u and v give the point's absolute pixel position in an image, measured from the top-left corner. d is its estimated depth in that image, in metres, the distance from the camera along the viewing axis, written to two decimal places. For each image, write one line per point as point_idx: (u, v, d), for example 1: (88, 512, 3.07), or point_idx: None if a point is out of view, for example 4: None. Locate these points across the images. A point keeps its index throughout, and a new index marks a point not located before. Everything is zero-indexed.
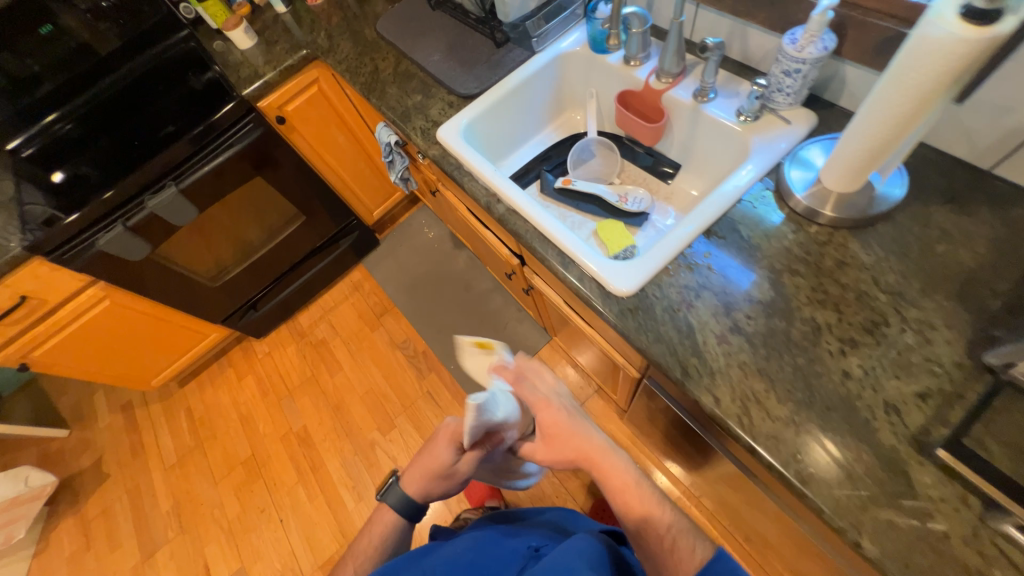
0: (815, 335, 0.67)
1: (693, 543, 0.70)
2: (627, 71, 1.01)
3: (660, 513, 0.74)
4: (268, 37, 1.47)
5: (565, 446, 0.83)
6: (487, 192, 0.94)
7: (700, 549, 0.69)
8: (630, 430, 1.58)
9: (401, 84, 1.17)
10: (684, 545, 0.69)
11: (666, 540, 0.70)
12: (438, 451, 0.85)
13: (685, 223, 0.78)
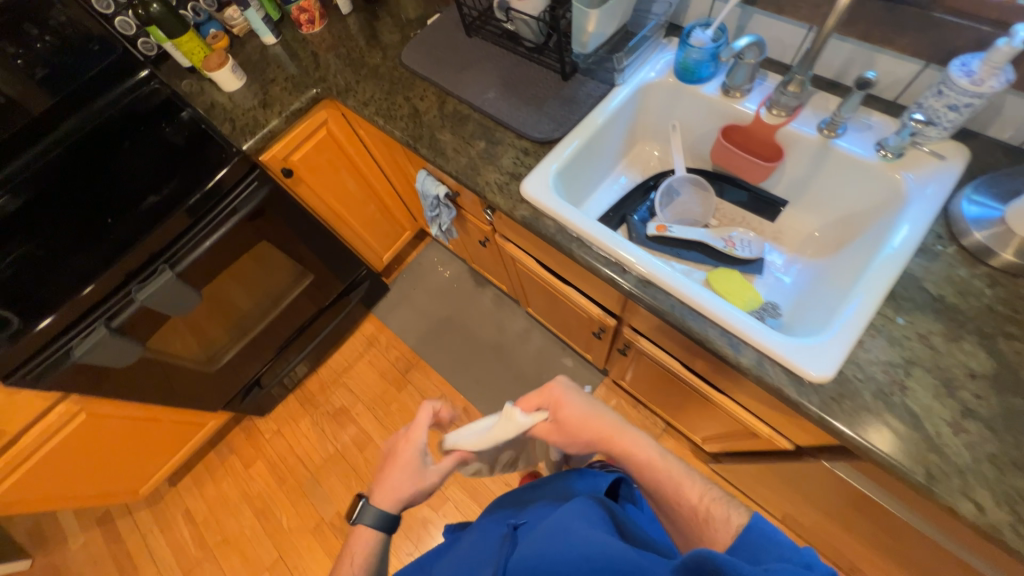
0: None
1: (728, 510, 0.56)
2: (728, 103, 0.91)
3: (690, 483, 0.61)
4: (262, 76, 1.23)
5: (581, 425, 0.70)
6: (607, 260, 0.80)
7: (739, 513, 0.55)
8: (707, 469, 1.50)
9: (455, 130, 1.00)
10: (718, 513, 0.56)
11: (699, 509, 0.58)
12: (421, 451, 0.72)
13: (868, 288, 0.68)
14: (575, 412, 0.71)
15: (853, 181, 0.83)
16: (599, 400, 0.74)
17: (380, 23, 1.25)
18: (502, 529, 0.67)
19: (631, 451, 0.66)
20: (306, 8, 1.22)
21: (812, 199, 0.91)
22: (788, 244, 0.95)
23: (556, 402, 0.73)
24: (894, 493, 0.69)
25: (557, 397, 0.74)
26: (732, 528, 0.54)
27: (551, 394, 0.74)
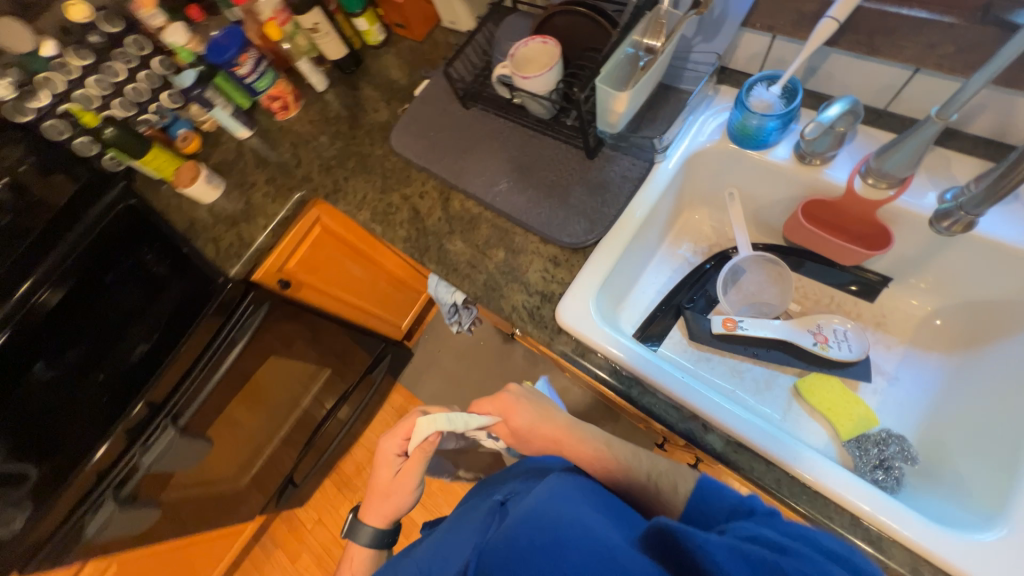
0: None
1: (674, 478, 0.58)
2: (807, 172, 0.71)
3: (638, 460, 0.60)
4: (240, 179, 1.09)
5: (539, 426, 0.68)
6: (682, 413, 0.63)
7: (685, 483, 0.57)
8: None
9: (467, 237, 0.84)
10: (668, 482, 0.57)
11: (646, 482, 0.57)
12: (409, 478, 0.71)
13: None
14: (525, 420, 0.69)
15: (994, 268, 0.63)
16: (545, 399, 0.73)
17: (362, 98, 1.08)
18: (485, 507, 0.54)
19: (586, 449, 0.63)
20: (277, 95, 1.06)
21: (927, 280, 0.71)
22: (897, 334, 0.76)
23: (509, 409, 0.70)
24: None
25: (510, 405, 0.71)
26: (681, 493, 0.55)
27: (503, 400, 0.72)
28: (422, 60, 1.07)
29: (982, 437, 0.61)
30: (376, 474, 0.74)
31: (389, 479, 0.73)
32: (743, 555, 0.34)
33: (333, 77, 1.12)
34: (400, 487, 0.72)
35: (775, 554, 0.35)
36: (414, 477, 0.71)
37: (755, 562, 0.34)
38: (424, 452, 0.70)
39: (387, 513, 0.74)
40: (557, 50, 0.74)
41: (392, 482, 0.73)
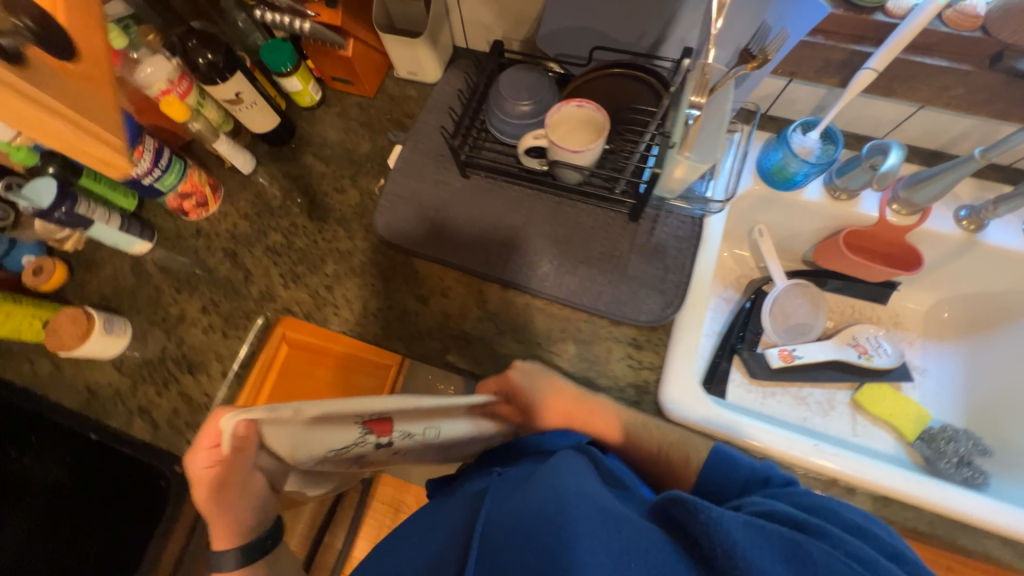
0: None
1: (683, 451, 0.56)
2: (841, 208, 0.74)
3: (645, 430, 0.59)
4: (155, 311, 0.77)
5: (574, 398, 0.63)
6: (819, 478, 0.63)
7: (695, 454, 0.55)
8: None
9: (522, 335, 0.71)
10: (678, 456, 0.56)
11: (655, 453, 0.56)
12: (245, 467, 0.41)
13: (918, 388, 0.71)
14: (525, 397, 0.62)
15: (998, 268, 0.73)
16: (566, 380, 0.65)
17: (310, 175, 0.85)
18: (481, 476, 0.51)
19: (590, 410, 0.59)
20: (191, 189, 0.78)
21: (934, 283, 0.81)
22: (913, 330, 0.85)
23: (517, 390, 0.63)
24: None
25: (517, 383, 0.63)
26: (692, 462, 0.55)
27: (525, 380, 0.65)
28: (380, 119, 0.88)
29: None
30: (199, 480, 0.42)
31: (218, 489, 0.42)
32: (762, 533, 0.33)
33: (260, 152, 0.86)
34: (237, 473, 0.41)
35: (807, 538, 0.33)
36: (246, 464, 0.41)
37: (776, 545, 0.32)
38: (253, 442, 0.40)
39: (223, 529, 0.44)
40: (600, 113, 0.65)
41: (222, 483, 0.42)
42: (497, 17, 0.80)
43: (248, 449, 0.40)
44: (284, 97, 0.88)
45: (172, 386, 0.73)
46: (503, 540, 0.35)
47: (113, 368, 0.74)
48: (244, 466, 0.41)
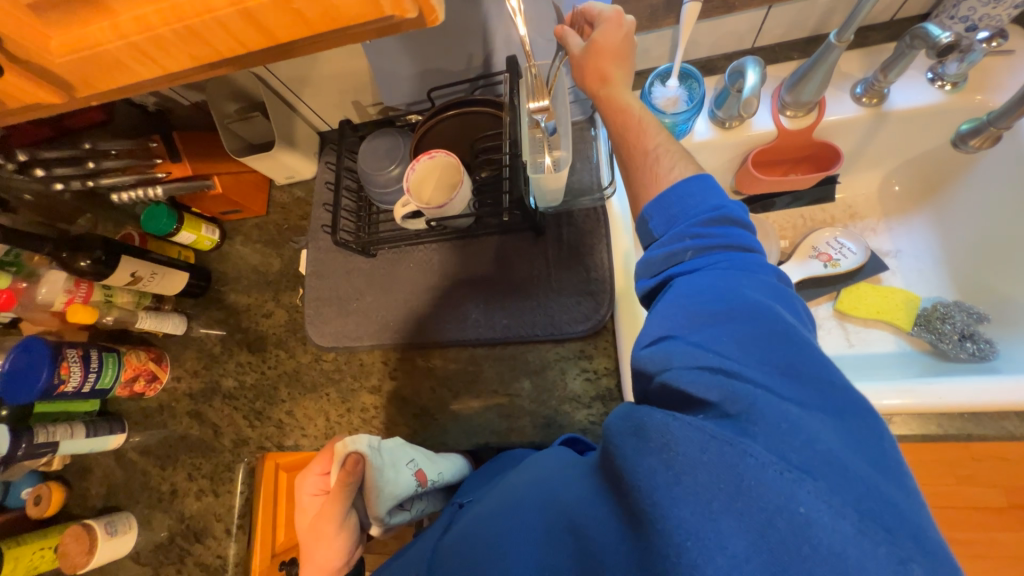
0: None
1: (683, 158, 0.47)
2: (735, 134, 0.70)
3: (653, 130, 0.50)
4: (151, 495, 0.80)
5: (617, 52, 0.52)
6: None
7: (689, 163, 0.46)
8: None
9: (477, 389, 0.70)
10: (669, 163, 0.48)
11: (648, 160, 0.48)
12: (330, 527, 0.57)
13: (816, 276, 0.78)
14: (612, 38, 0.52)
15: (925, 125, 0.67)
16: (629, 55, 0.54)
17: (239, 310, 0.86)
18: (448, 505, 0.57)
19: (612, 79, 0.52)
20: (135, 373, 0.80)
21: (870, 160, 0.76)
22: (871, 214, 0.80)
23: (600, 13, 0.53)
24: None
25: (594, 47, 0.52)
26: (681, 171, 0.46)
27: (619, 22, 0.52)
28: (280, 231, 0.89)
29: (1011, 263, 0.65)
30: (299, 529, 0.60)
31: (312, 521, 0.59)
32: (643, 422, 0.34)
33: (187, 307, 0.88)
34: (325, 530, 0.57)
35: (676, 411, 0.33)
36: (335, 508, 0.57)
37: (652, 429, 0.33)
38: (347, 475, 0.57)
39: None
40: (452, 157, 0.64)
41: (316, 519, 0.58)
42: (339, 95, 0.80)
43: (336, 505, 0.57)
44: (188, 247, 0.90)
45: (187, 559, 0.75)
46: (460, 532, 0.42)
47: (134, 563, 0.77)
48: (331, 521, 0.57)
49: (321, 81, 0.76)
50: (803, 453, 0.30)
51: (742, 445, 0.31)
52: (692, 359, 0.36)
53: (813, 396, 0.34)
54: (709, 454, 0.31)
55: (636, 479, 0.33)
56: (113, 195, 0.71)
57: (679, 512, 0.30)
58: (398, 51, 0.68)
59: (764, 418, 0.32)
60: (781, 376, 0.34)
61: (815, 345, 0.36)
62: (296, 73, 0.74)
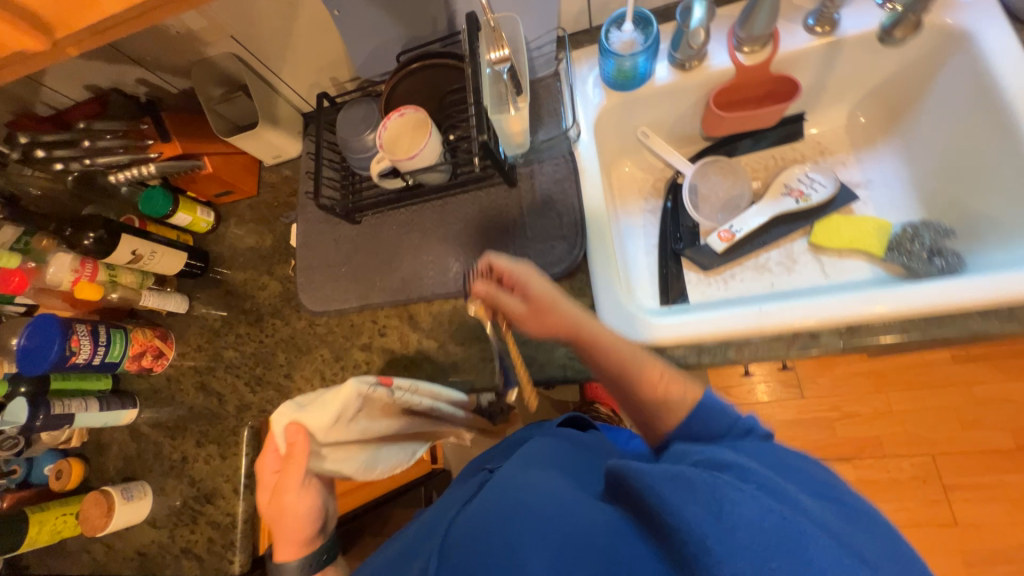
0: None
1: (682, 382, 0.53)
2: (694, 75, 0.72)
3: (653, 360, 0.55)
4: (163, 464, 0.84)
5: (547, 310, 0.57)
6: (783, 339, 0.60)
7: (692, 390, 0.52)
8: (872, 360, 1.36)
9: (462, 337, 0.73)
10: (675, 383, 0.53)
11: (658, 387, 0.52)
12: (298, 499, 0.54)
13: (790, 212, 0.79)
14: (546, 289, 0.58)
15: (879, 50, 0.69)
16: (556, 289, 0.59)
17: (237, 286, 0.90)
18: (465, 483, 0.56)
19: (559, 325, 0.57)
20: (143, 348, 0.84)
21: (831, 94, 0.77)
22: (839, 149, 0.81)
23: (514, 271, 0.59)
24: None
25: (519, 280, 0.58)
26: (691, 396, 0.52)
27: (528, 268, 0.59)
28: (272, 209, 0.93)
29: (977, 177, 0.66)
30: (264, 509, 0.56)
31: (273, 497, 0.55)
32: (686, 479, 0.37)
33: (188, 288, 0.93)
34: (285, 502, 0.54)
35: (723, 480, 0.37)
36: (293, 479, 0.53)
37: (695, 484, 0.36)
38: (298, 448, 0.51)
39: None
40: (421, 111, 0.67)
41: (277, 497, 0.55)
42: (316, 72, 0.84)
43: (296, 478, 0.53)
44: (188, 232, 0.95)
45: (200, 520, 0.79)
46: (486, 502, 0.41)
47: (151, 527, 0.82)
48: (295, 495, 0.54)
49: (296, 59, 0.81)
50: (846, 543, 0.35)
51: (794, 519, 0.34)
52: (731, 460, 0.41)
53: (838, 509, 0.39)
54: (755, 514, 0.34)
55: (680, 518, 0.34)
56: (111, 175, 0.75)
57: (736, 558, 0.32)
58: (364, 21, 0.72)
59: (806, 504, 0.37)
60: (807, 491, 0.40)
61: (830, 480, 0.42)
62: (276, 53, 0.79)
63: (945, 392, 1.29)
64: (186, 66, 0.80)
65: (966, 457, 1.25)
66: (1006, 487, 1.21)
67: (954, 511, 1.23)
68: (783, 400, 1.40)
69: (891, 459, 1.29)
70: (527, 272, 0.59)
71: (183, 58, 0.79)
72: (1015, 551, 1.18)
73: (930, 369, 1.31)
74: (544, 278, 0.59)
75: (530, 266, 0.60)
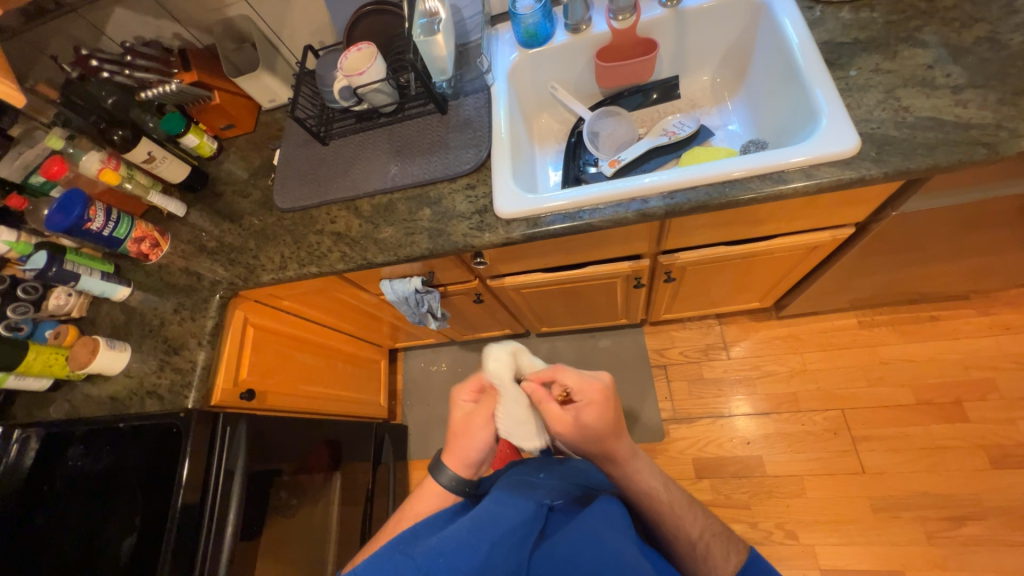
0: (1001, 44, 0.72)
1: (727, 546, 0.72)
2: (583, 36, 0.97)
3: (692, 517, 0.74)
4: (144, 329, 1.01)
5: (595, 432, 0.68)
6: (625, 205, 0.79)
7: (735, 550, 0.71)
8: (790, 325, 1.50)
9: (392, 219, 0.92)
10: (720, 544, 0.72)
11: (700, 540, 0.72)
12: (479, 427, 0.71)
13: (664, 145, 0.99)
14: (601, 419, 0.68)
15: (714, 20, 0.93)
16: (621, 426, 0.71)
17: (227, 197, 1.12)
18: (531, 503, 0.66)
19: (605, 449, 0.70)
20: (143, 235, 1.04)
21: (693, 59, 1.01)
22: (705, 103, 1.04)
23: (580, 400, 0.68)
24: (966, 182, 0.77)
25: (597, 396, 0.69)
26: (732, 560, 0.70)
27: (596, 393, 0.68)
28: (264, 142, 1.16)
29: (781, 101, 0.86)
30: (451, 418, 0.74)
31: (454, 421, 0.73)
32: None
33: (188, 199, 1.14)
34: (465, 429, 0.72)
35: None
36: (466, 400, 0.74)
37: None
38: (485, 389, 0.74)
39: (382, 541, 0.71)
40: (372, 47, 0.92)
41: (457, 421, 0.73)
42: (309, 35, 1.10)
43: (488, 406, 0.71)
44: (196, 157, 1.17)
45: (166, 367, 0.95)
46: (572, 544, 0.60)
47: (124, 376, 0.97)
48: (480, 424, 0.71)
49: (294, 22, 1.07)
50: None
51: None
52: None
53: None
54: None
55: None
56: (144, 91, 1.01)
57: None
58: None
59: None
60: None
61: None
62: (280, 18, 1.06)
63: (852, 353, 1.42)
64: (212, 24, 1.07)
65: (872, 412, 1.35)
66: (908, 438, 1.30)
67: (861, 461, 1.31)
68: (710, 361, 1.53)
69: (807, 413, 1.40)
70: (594, 400, 0.68)
71: (210, 17, 1.06)
72: (916, 498, 1.25)
73: (840, 333, 1.45)
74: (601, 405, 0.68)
75: (594, 388, 0.68)
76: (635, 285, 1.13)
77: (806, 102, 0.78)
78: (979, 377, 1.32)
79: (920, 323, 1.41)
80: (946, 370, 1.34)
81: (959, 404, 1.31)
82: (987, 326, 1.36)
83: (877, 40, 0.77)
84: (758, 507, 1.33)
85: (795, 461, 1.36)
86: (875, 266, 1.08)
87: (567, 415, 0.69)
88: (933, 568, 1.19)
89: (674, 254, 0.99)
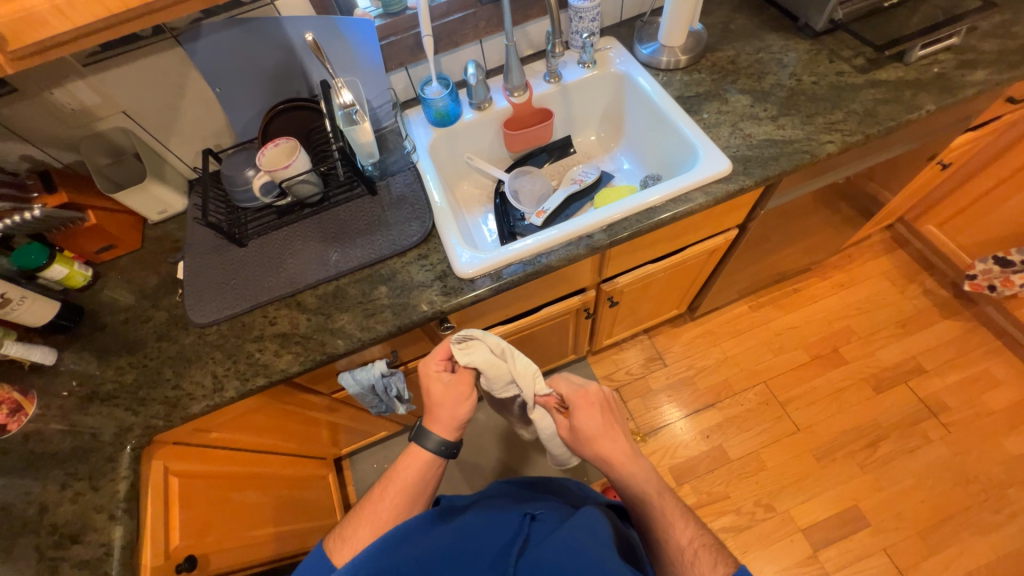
0: (784, 86, 1.02)
1: (714, 558, 0.61)
2: (489, 112, 1.09)
3: (682, 524, 0.66)
4: (11, 525, 0.74)
5: (597, 440, 0.70)
6: (574, 244, 0.88)
7: (724, 565, 0.60)
8: (703, 324, 1.73)
9: (345, 305, 0.87)
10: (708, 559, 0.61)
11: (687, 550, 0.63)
12: (463, 394, 0.72)
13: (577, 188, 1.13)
14: (595, 423, 0.71)
15: (591, 90, 1.14)
16: (614, 419, 0.73)
17: (116, 326, 0.93)
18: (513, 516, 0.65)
19: (599, 454, 0.71)
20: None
21: (580, 121, 1.21)
22: (596, 153, 1.23)
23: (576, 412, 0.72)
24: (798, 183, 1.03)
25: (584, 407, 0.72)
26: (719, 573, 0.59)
27: (584, 400, 0.72)
28: (156, 257, 1.01)
29: (660, 142, 1.07)
30: (430, 394, 0.73)
31: (432, 394, 0.73)
32: None
33: (57, 341, 0.92)
34: (450, 400, 0.72)
35: None
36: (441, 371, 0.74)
37: None
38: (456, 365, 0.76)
39: (365, 543, 0.60)
40: (292, 141, 0.92)
41: (434, 395, 0.73)
42: (202, 140, 1.04)
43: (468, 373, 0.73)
44: (62, 290, 0.96)
45: (61, 565, 0.71)
46: (553, 547, 0.57)
47: None
48: (464, 392, 0.73)
49: (185, 129, 1.00)
50: None
51: None
52: None
53: None
54: None
55: None
56: None
57: None
58: (245, 96, 0.99)
59: None
60: None
61: None
62: (168, 126, 0.98)
63: (755, 333, 1.69)
64: (77, 139, 0.94)
65: (785, 377, 1.60)
66: (816, 389, 1.57)
67: (794, 420, 1.52)
68: (653, 373, 1.66)
69: (741, 394, 1.59)
70: (582, 407, 0.72)
71: (74, 132, 0.93)
72: (842, 437, 1.48)
73: (739, 320, 1.72)
74: (600, 418, 0.71)
75: (583, 395, 0.72)
76: (583, 316, 1.21)
77: (681, 140, 0.99)
78: (840, 326, 1.67)
79: (789, 296, 1.75)
80: (820, 328, 1.68)
81: (837, 350, 1.63)
82: (830, 287, 1.75)
83: (711, 92, 1.04)
84: (735, 492, 1.44)
85: (747, 439, 1.51)
86: (752, 256, 1.34)
87: (565, 421, 0.74)
88: (874, 491, 1.40)
89: (612, 281, 1.11)
